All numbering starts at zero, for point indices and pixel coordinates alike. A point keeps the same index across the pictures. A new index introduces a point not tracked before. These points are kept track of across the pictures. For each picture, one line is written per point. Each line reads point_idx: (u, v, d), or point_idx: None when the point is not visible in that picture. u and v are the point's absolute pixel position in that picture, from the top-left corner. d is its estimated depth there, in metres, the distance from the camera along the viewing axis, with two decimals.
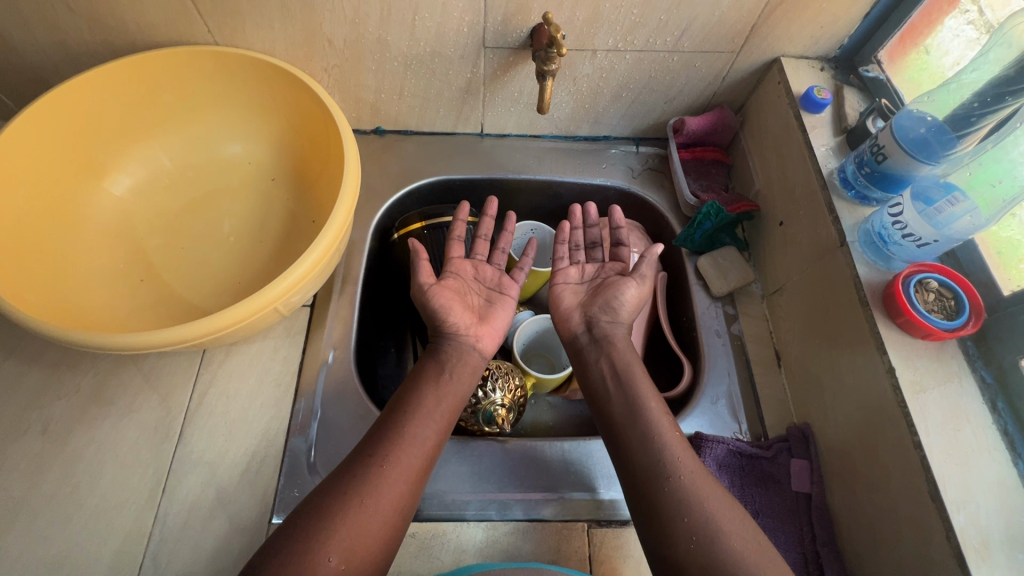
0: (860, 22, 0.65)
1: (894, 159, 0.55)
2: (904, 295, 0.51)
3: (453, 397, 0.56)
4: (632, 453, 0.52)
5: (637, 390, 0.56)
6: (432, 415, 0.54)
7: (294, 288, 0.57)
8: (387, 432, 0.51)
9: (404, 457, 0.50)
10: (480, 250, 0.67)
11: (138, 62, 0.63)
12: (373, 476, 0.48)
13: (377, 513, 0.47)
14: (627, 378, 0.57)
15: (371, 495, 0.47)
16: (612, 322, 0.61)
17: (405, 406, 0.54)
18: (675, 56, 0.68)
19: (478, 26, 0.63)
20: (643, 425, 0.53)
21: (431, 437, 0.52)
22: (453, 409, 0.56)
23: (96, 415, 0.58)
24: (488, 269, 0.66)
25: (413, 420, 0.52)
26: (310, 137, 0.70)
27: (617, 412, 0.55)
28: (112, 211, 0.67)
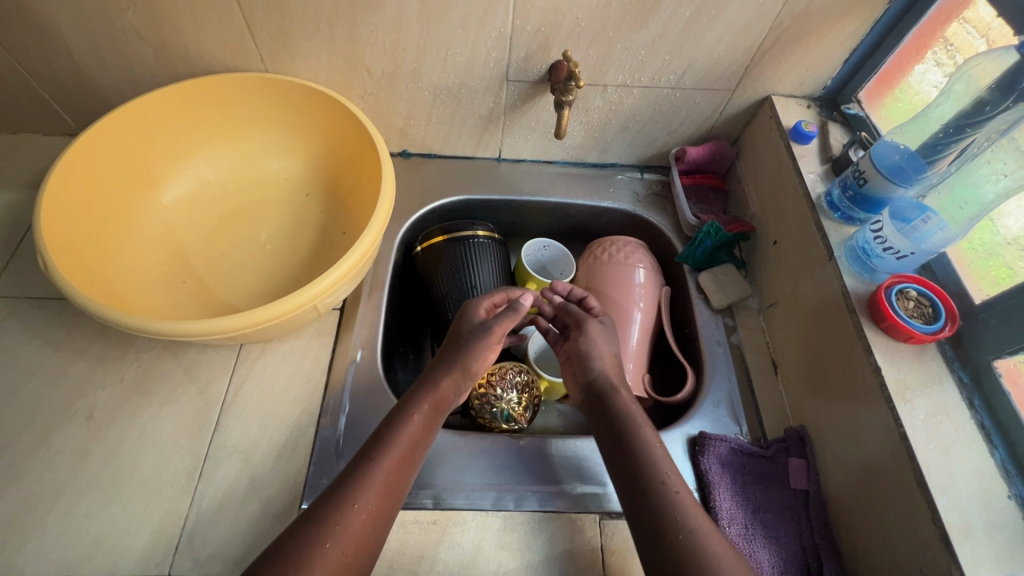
0: (841, 67, 0.74)
1: (874, 183, 0.61)
2: (886, 302, 0.56)
3: (419, 424, 0.58)
4: (636, 507, 0.53)
5: (638, 436, 0.57)
6: (400, 448, 0.55)
7: (334, 288, 0.62)
8: (358, 470, 0.53)
9: (371, 494, 0.52)
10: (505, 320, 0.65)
11: (197, 85, 0.71)
12: (340, 513, 0.49)
13: (343, 548, 0.48)
14: (632, 426, 0.59)
15: (336, 531, 0.48)
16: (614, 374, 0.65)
17: (376, 444, 0.55)
18: (677, 92, 0.76)
19: (503, 61, 0.71)
20: (648, 476, 0.54)
21: (397, 470, 0.54)
22: (423, 438, 0.58)
23: (138, 404, 0.62)
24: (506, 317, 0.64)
25: (378, 458, 0.54)
26: (345, 155, 0.77)
27: (616, 465, 0.57)
28: (161, 218, 0.73)
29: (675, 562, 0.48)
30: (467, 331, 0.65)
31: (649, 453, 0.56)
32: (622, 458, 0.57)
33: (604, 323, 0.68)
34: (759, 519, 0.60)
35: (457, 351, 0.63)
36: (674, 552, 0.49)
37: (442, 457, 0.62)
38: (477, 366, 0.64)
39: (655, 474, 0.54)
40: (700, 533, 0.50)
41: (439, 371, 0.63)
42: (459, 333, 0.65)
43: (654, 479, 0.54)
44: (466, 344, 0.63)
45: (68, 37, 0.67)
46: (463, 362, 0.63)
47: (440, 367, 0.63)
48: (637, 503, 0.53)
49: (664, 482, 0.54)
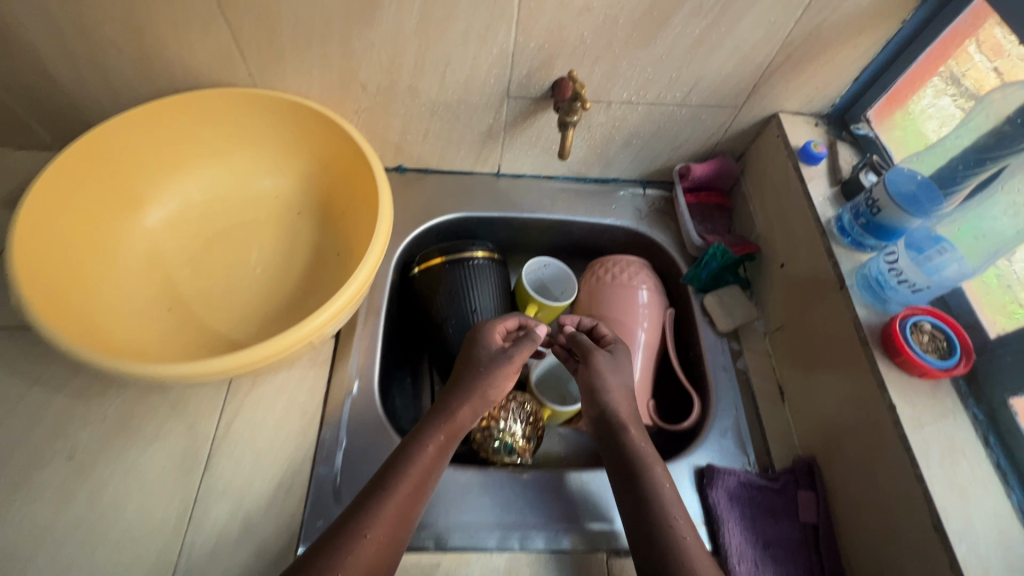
0: (850, 85, 0.72)
1: (888, 212, 0.59)
2: (900, 335, 0.55)
3: (432, 454, 0.57)
4: (642, 545, 0.54)
5: (651, 476, 0.57)
6: (412, 480, 0.55)
7: (332, 321, 0.60)
8: (372, 502, 0.53)
9: (380, 531, 0.52)
10: (521, 348, 0.64)
11: (182, 102, 0.67)
12: (350, 544, 0.50)
13: None
14: (642, 465, 0.58)
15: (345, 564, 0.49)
16: (627, 409, 0.63)
17: (389, 474, 0.55)
18: (683, 109, 0.74)
19: (504, 78, 0.68)
20: (657, 517, 0.55)
21: (407, 503, 0.54)
22: (437, 466, 0.57)
23: (123, 442, 0.59)
24: (523, 345, 0.64)
25: (389, 490, 0.54)
26: (338, 173, 0.74)
27: (625, 502, 0.57)
28: (145, 242, 0.69)
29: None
30: (486, 358, 0.63)
31: (657, 492, 0.56)
32: (631, 497, 0.57)
33: (612, 353, 0.67)
34: (769, 555, 0.58)
35: (475, 379, 0.62)
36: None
37: (444, 495, 0.60)
38: (494, 394, 0.62)
39: (665, 517, 0.55)
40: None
41: (456, 399, 0.61)
42: (477, 359, 0.63)
43: (661, 522, 0.54)
44: (485, 372, 0.62)
45: (41, 50, 0.63)
46: (482, 389, 0.62)
47: (456, 395, 0.62)
48: (645, 547, 0.54)
49: (672, 526, 0.54)
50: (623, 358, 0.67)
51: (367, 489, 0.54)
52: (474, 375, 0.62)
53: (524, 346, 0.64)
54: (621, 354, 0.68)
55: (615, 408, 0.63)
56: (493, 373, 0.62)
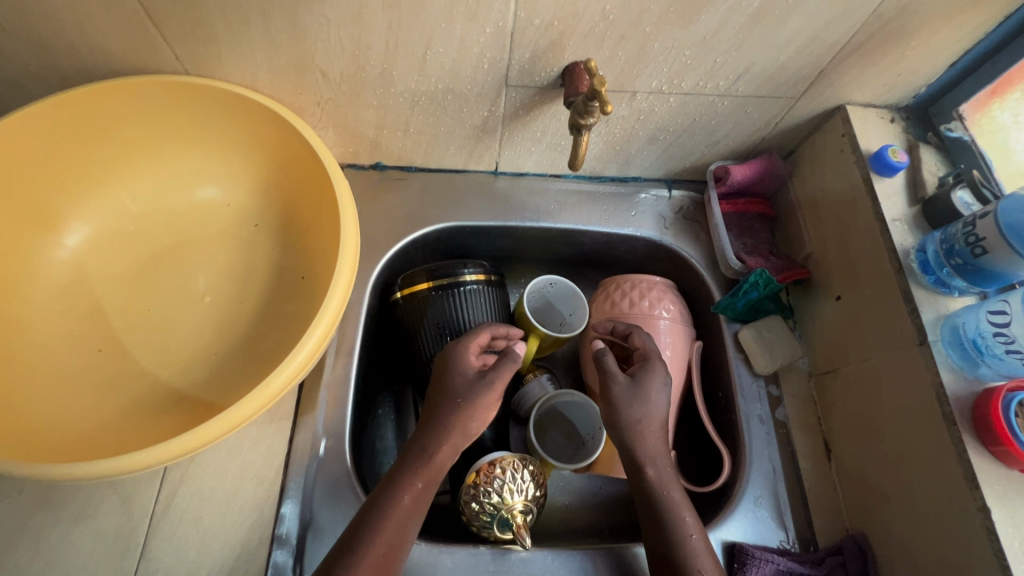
0: (943, 71, 0.56)
1: (995, 255, 0.47)
2: (1002, 418, 0.43)
3: (408, 506, 0.48)
4: None
5: (679, 522, 0.50)
6: (383, 543, 0.46)
7: (302, 372, 0.49)
8: (339, 575, 0.44)
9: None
10: (503, 373, 0.54)
11: (95, 93, 0.53)
12: None
13: None
14: (670, 507, 0.50)
15: None
16: (654, 436, 0.53)
17: (359, 536, 0.46)
18: (725, 101, 0.59)
19: (502, 63, 0.54)
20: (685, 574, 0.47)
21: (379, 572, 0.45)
22: (415, 518, 0.49)
23: (43, 521, 0.50)
24: (506, 369, 0.54)
25: (356, 559, 0.45)
26: (299, 180, 0.60)
27: (653, 547, 0.50)
28: (66, 269, 0.57)
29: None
30: (464, 389, 0.52)
31: (685, 539, 0.49)
32: (659, 544, 0.50)
33: (633, 378, 0.55)
34: None
35: (454, 413, 0.52)
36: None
37: None
38: (476, 425, 0.53)
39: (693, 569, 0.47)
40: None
41: (434, 437, 0.51)
42: (453, 390, 0.52)
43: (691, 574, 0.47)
44: (466, 404, 0.52)
45: None
46: (463, 423, 0.51)
47: (433, 432, 0.51)
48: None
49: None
50: (648, 385, 0.55)
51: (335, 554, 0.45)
52: (451, 402, 0.52)
53: (506, 370, 0.54)
54: (647, 379, 0.55)
55: (642, 438, 0.53)
56: (475, 402, 0.52)
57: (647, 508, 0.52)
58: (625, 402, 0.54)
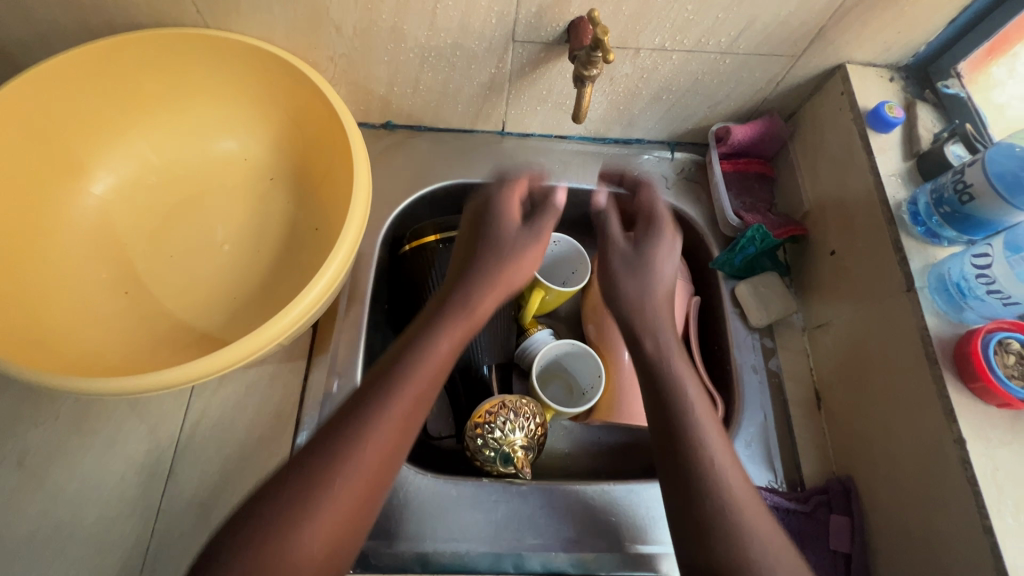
0: (942, 29, 0.57)
1: (982, 201, 0.49)
2: (982, 356, 0.46)
3: (445, 352, 0.48)
4: (674, 472, 0.46)
5: (679, 393, 0.49)
6: (413, 389, 0.45)
7: (320, 302, 0.52)
8: (363, 415, 0.43)
9: (350, 487, 0.41)
10: (543, 219, 0.60)
11: (119, 44, 0.56)
12: (339, 458, 0.41)
13: (347, 496, 0.41)
14: (672, 376, 0.51)
15: (338, 481, 0.41)
16: (654, 310, 0.56)
17: (373, 395, 0.44)
18: (727, 59, 0.60)
19: (509, 17, 0.55)
20: (687, 435, 0.47)
21: (407, 419, 0.44)
22: (442, 375, 0.48)
23: (77, 446, 0.53)
24: (546, 222, 0.60)
25: (386, 401, 0.44)
26: (313, 134, 0.63)
27: (657, 437, 0.49)
28: (94, 215, 0.61)
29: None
30: (514, 238, 0.58)
31: (690, 422, 0.47)
32: (662, 426, 0.48)
33: (636, 244, 0.60)
34: None
35: (499, 262, 0.56)
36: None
37: (432, 510, 0.55)
38: (518, 276, 0.57)
39: (700, 451, 0.46)
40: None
41: (479, 286, 0.54)
42: (501, 241, 0.57)
43: (696, 458, 0.45)
44: (511, 254, 0.57)
45: None
46: (506, 276, 0.56)
47: (479, 282, 0.55)
48: (676, 468, 0.46)
49: (724, 467, 0.45)
50: (652, 251, 0.59)
51: (338, 428, 0.43)
52: (497, 253, 0.56)
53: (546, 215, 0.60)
54: (651, 243, 0.59)
55: (644, 310, 0.56)
56: (522, 249, 0.57)
57: (652, 394, 0.51)
58: (629, 267, 0.58)
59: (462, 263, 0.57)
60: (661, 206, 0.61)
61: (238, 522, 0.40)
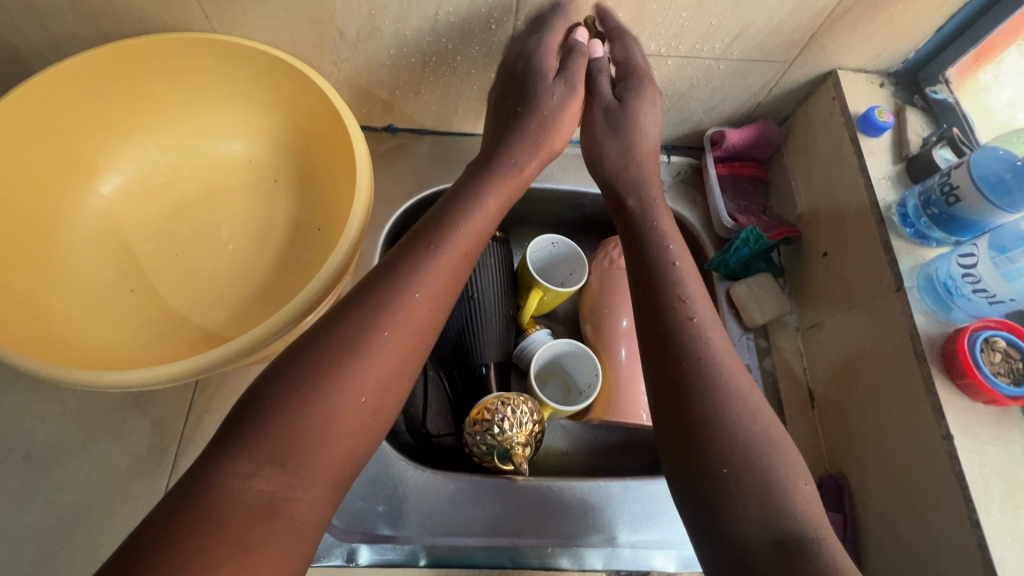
0: (929, 37, 0.59)
1: (968, 203, 0.50)
2: (969, 355, 0.47)
3: (489, 215, 0.52)
4: (660, 360, 0.46)
5: (672, 271, 0.49)
6: (459, 246, 0.48)
7: (312, 311, 0.51)
8: (406, 266, 0.45)
9: (394, 341, 0.42)
10: (574, 74, 0.58)
11: (129, 49, 0.57)
12: (387, 305, 0.43)
13: (396, 343, 0.43)
14: (660, 255, 0.51)
15: (392, 322, 0.42)
16: (638, 175, 0.58)
17: (414, 255, 0.46)
18: (721, 64, 0.62)
19: (508, 24, 0.57)
20: (671, 304, 0.47)
21: (453, 275, 0.47)
22: (483, 238, 0.51)
23: (83, 440, 0.55)
24: (580, 63, 0.58)
25: (433, 258, 0.46)
26: (317, 135, 0.64)
27: (646, 337, 0.47)
28: (101, 215, 0.62)
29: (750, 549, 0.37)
30: (551, 104, 0.58)
31: (684, 325, 0.46)
32: (655, 328, 0.47)
33: (619, 99, 0.59)
34: None
35: (532, 146, 0.58)
36: (784, 524, 0.38)
37: (432, 506, 0.56)
38: (556, 141, 0.60)
39: (693, 356, 0.45)
40: (773, 468, 0.40)
41: (520, 152, 0.57)
42: (539, 104, 0.58)
43: (691, 361, 0.44)
44: (546, 122, 0.58)
45: None
46: (545, 140, 0.59)
47: (519, 141, 0.58)
48: (663, 353, 0.46)
49: (721, 372, 0.44)
50: (637, 111, 0.58)
51: (377, 288, 0.44)
52: (530, 124, 0.58)
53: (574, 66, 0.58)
54: (635, 103, 0.58)
55: (626, 174, 0.58)
56: (558, 120, 0.59)
57: (647, 300, 0.49)
58: (609, 125, 0.59)
59: (500, 129, 0.59)
60: (640, 55, 0.58)
61: (259, 401, 0.38)
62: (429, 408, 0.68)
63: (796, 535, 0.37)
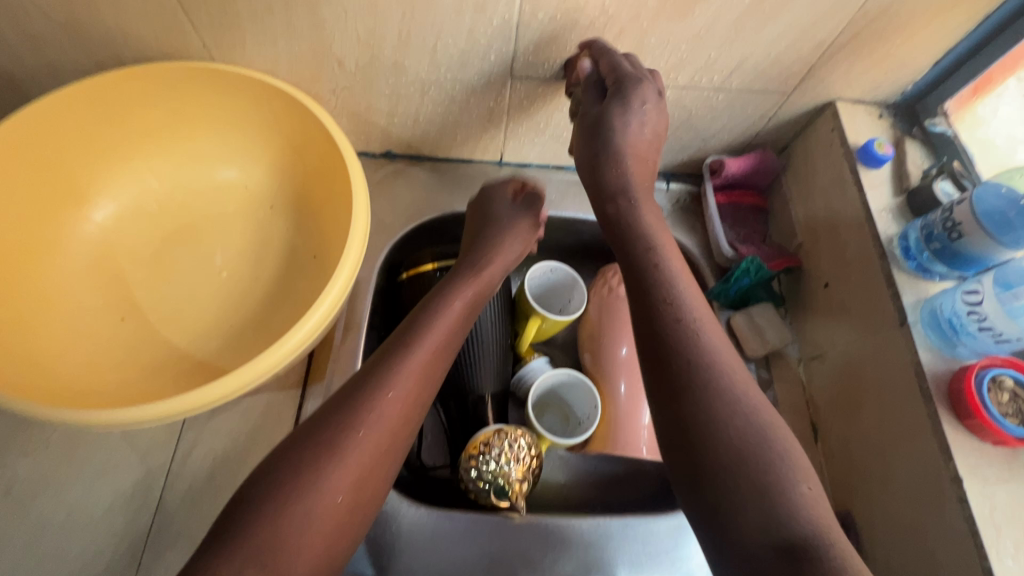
0: (927, 69, 0.59)
1: (971, 239, 0.50)
2: (976, 395, 0.46)
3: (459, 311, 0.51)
4: (652, 355, 0.44)
5: (664, 277, 0.47)
6: (431, 344, 0.48)
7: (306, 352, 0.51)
8: (381, 367, 0.45)
9: (370, 439, 0.42)
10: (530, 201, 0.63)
11: (126, 77, 0.57)
12: (364, 410, 0.42)
13: (373, 442, 0.42)
14: (652, 253, 0.48)
15: (368, 420, 0.42)
16: (623, 169, 0.52)
17: (395, 347, 0.47)
18: (720, 95, 0.62)
19: (508, 54, 0.57)
20: (660, 301, 0.45)
21: (428, 369, 0.47)
22: (459, 332, 0.51)
23: (67, 474, 0.53)
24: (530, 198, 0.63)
25: (407, 355, 0.46)
26: (314, 162, 0.64)
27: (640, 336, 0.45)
28: (93, 243, 0.61)
29: (756, 552, 0.36)
30: (505, 213, 0.61)
31: (676, 326, 0.44)
32: (646, 324, 0.45)
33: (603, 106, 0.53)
34: None
35: (498, 238, 0.59)
36: (790, 533, 0.35)
37: (426, 544, 0.55)
38: (514, 247, 0.59)
39: (682, 355, 0.43)
40: (775, 475, 0.38)
41: (480, 257, 0.57)
42: (497, 216, 0.61)
43: (685, 357, 0.42)
44: (502, 226, 0.60)
45: None
46: (503, 246, 0.59)
47: (480, 248, 0.58)
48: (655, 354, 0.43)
49: (711, 369, 0.42)
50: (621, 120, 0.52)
51: (356, 388, 0.44)
52: (487, 232, 0.60)
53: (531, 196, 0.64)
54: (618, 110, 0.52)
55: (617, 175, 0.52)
56: (513, 223, 0.61)
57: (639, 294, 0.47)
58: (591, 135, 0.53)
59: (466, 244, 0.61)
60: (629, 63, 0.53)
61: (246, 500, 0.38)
62: (425, 441, 0.67)
63: (806, 542, 0.35)
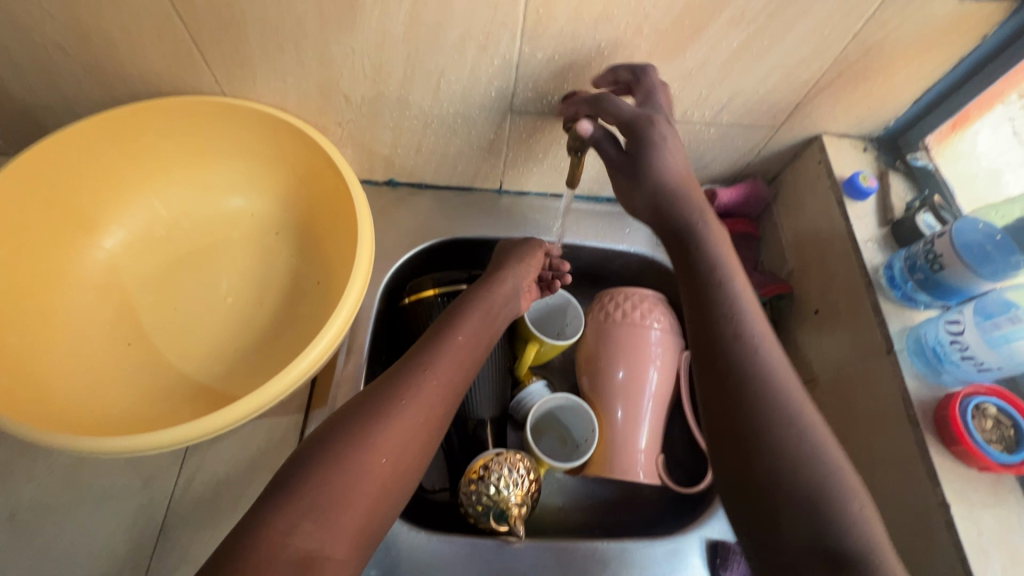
0: (908, 106, 0.62)
1: (952, 270, 0.52)
2: (960, 421, 0.47)
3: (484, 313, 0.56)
4: (713, 369, 0.45)
5: (725, 291, 0.48)
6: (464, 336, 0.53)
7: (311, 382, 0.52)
8: (424, 353, 0.50)
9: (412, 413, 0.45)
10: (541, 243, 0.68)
11: (140, 111, 0.59)
12: (408, 387, 0.47)
13: (412, 419, 0.46)
14: (712, 268, 0.49)
15: (410, 398, 0.46)
16: (678, 197, 0.53)
17: (436, 338, 0.52)
18: (711, 129, 0.64)
19: (507, 91, 0.60)
20: (722, 316, 0.46)
21: (462, 357, 0.51)
22: (483, 332, 0.56)
23: (70, 499, 0.54)
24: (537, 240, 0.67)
25: (445, 344, 0.51)
26: (319, 191, 0.66)
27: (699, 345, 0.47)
28: (102, 270, 0.63)
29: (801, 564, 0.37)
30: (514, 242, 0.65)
31: (735, 341, 0.45)
32: (704, 339, 0.46)
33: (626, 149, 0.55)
34: None
35: (511, 256, 0.63)
36: (839, 549, 0.37)
37: (427, 569, 0.55)
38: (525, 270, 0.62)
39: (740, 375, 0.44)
40: (825, 485, 0.39)
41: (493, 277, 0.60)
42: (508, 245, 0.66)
43: (743, 369, 0.44)
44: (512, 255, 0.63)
45: None
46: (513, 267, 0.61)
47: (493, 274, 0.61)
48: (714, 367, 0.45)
49: (767, 388, 0.43)
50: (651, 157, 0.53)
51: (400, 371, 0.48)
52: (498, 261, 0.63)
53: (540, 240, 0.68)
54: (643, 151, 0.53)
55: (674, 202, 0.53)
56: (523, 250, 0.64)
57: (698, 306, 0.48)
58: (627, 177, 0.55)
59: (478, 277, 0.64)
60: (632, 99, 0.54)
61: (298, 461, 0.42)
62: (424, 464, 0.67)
63: (852, 558, 0.36)
